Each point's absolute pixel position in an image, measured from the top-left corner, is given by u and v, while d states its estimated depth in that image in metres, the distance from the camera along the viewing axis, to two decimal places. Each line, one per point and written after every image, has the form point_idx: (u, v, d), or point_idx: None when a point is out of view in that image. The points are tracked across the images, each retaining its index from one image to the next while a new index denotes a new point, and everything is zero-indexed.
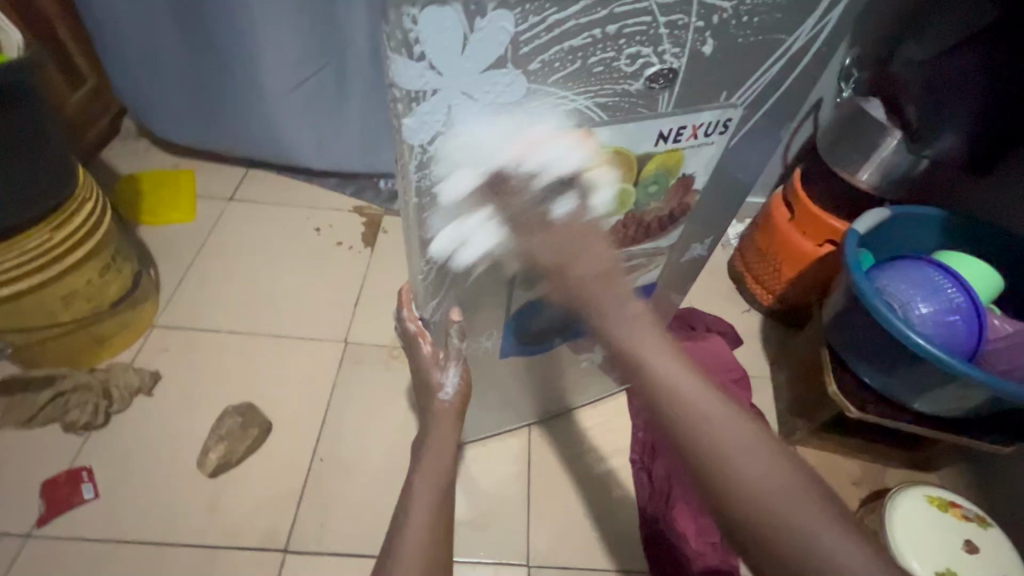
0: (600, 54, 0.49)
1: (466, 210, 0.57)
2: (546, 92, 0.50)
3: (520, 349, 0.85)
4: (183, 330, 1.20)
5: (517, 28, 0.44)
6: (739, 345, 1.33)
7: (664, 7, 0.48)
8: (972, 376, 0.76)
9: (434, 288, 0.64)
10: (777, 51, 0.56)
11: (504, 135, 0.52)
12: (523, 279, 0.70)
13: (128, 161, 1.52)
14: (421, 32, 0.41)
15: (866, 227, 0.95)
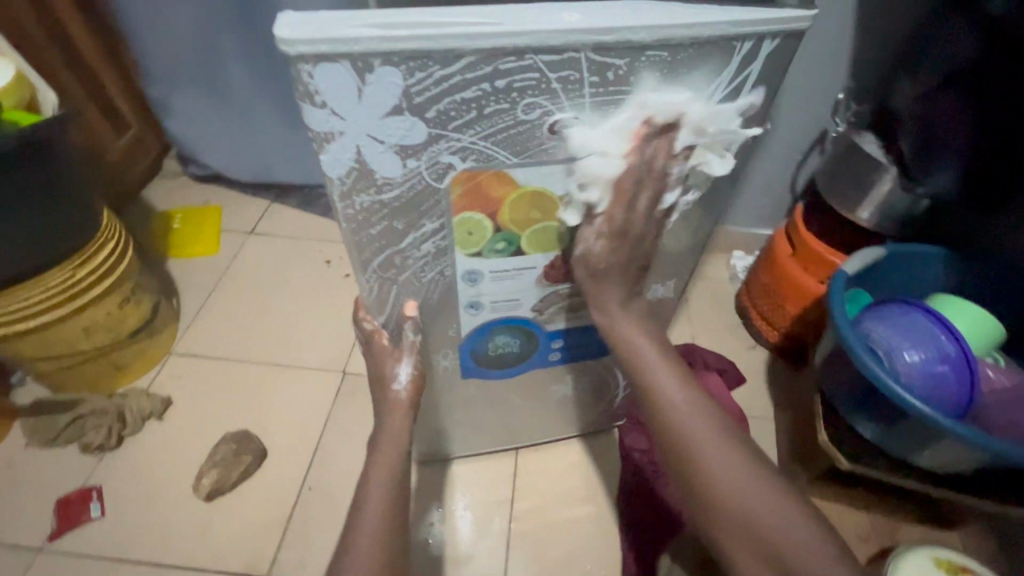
0: (497, 105, 0.52)
1: (397, 238, 0.62)
2: (448, 138, 0.54)
3: (481, 372, 0.85)
4: (196, 357, 1.28)
5: (405, 82, 0.49)
6: (741, 384, 1.28)
7: (550, 64, 0.50)
8: (963, 434, 0.70)
9: (379, 304, 0.70)
10: (695, 103, 0.56)
11: (417, 174, 0.56)
12: (469, 304, 0.72)
13: (163, 197, 1.64)
14: (318, 84, 0.48)
15: (856, 267, 0.90)
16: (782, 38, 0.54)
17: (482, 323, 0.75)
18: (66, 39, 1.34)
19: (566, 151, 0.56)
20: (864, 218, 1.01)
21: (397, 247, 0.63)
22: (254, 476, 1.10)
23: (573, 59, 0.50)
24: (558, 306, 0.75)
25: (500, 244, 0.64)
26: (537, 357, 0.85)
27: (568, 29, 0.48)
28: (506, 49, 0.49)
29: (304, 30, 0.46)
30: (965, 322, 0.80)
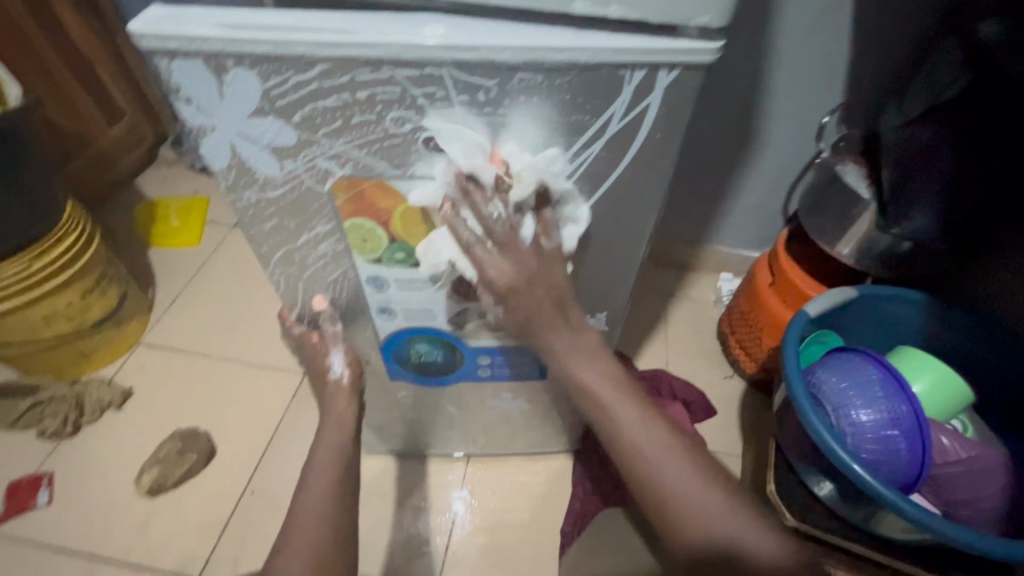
0: (361, 116, 0.50)
1: (291, 235, 0.61)
2: (319, 145, 0.52)
3: (411, 376, 0.83)
4: (161, 349, 1.30)
5: (263, 84, 0.48)
6: (709, 416, 1.22)
7: (412, 79, 0.47)
8: (904, 509, 0.64)
9: (291, 297, 0.70)
10: (586, 132, 0.51)
11: (296, 175, 0.54)
12: (380, 309, 0.69)
13: (154, 185, 1.66)
14: (179, 80, 0.48)
15: (820, 310, 0.83)
16: (682, 70, 0.47)
17: (397, 330, 0.72)
18: (57, 28, 1.37)
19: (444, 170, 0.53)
20: (844, 254, 0.93)
21: (292, 244, 0.62)
22: (198, 475, 1.11)
23: (433, 75, 0.47)
24: (474, 323, 0.70)
25: (398, 255, 0.60)
26: (466, 372, 0.81)
27: (420, 43, 0.45)
28: (360, 60, 0.46)
29: (157, 24, 0.45)
30: (927, 381, 0.73)
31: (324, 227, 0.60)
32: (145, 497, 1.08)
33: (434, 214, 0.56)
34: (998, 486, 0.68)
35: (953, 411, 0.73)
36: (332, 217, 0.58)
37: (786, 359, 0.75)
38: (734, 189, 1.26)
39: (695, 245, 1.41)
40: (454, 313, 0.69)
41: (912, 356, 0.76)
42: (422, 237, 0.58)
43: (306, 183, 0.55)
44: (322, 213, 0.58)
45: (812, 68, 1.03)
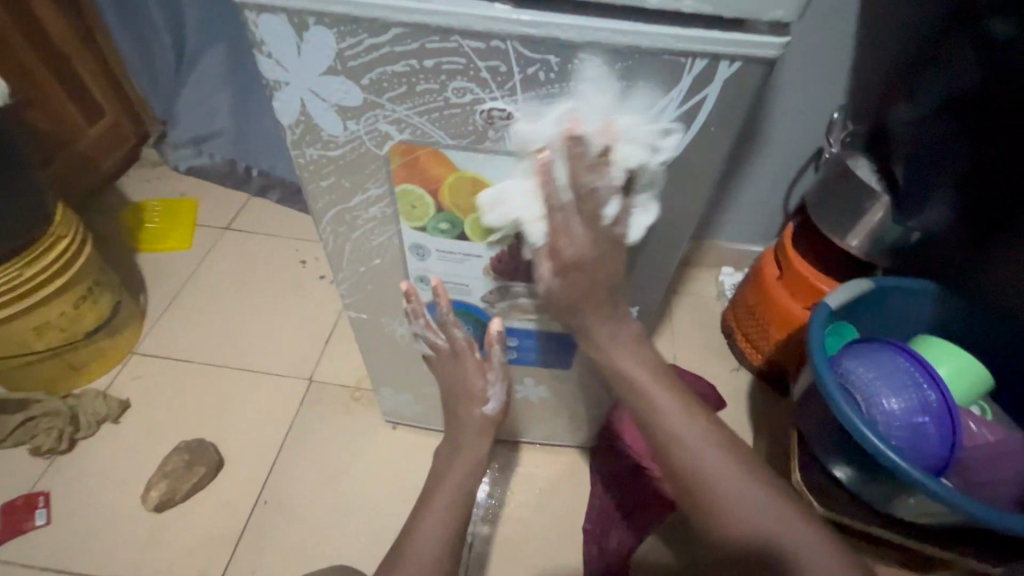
0: (426, 84, 0.50)
1: (346, 194, 0.63)
2: (384, 108, 0.53)
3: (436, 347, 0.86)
4: (158, 358, 1.24)
5: (339, 44, 0.49)
6: (720, 408, 1.24)
7: (477, 50, 0.47)
8: (939, 493, 0.66)
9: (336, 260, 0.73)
10: (640, 121, 0.50)
11: (357, 136, 0.56)
12: (419, 279, 0.72)
13: (139, 188, 1.59)
14: (263, 34, 0.50)
15: (840, 301, 0.85)
16: (742, 63, 0.46)
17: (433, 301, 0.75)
18: (34, 21, 1.29)
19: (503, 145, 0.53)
20: (853, 246, 0.95)
21: (347, 204, 0.64)
22: (206, 488, 1.07)
23: (497, 49, 0.47)
24: (508, 302, 0.73)
25: (443, 225, 0.63)
26: None
27: (491, 14, 0.45)
28: (431, 28, 0.46)
29: None
30: (949, 369, 0.76)
31: (377, 189, 0.61)
32: (151, 513, 1.03)
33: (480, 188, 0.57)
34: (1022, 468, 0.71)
35: (971, 399, 0.76)
36: (385, 180, 0.60)
37: (814, 350, 0.77)
38: (737, 183, 1.28)
39: (698, 241, 1.43)
40: (489, 290, 0.71)
41: (928, 344, 0.79)
42: (469, 209, 0.60)
43: (365, 147, 0.57)
44: (371, 175, 0.60)
45: (820, 63, 1.04)
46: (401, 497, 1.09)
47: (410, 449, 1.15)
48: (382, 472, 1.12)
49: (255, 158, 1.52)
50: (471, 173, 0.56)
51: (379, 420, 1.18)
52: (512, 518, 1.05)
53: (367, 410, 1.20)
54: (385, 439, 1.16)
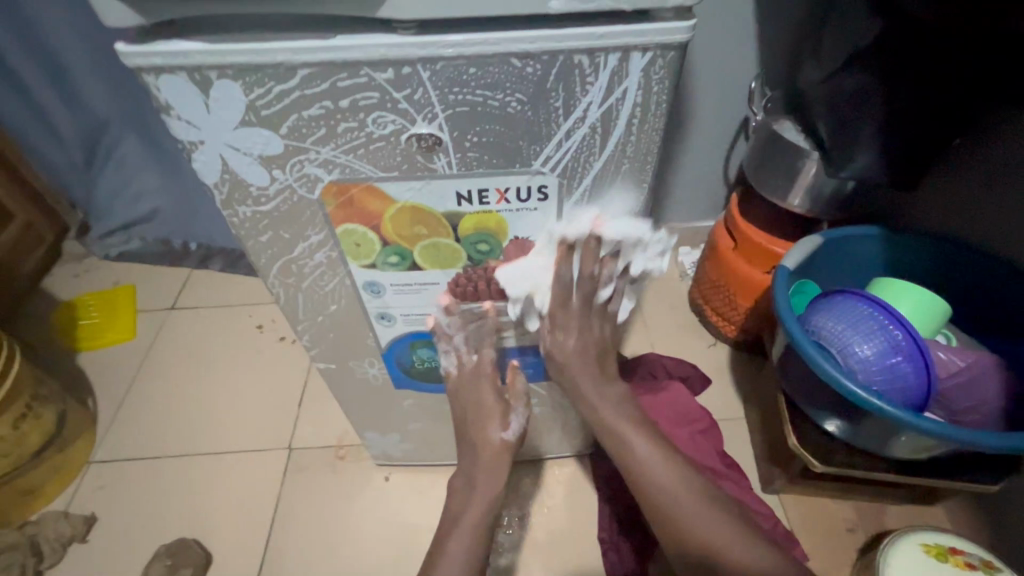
0: (345, 123, 0.48)
1: (287, 245, 0.61)
2: (307, 153, 0.51)
3: (413, 382, 0.84)
4: (120, 461, 1.15)
5: (249, 95, 0.46)
6: (708, 386, 1.24)
7: (391, 82, 0.45)
8: (929, 430, 0.67)
9: (292, 312, 0.71)
10: (566, 119, 0.49)
11: (287, 185, 0.54)
12: (379, 316, 0.71)
13: (68, 286, 1.49)
14: (167, 97, 0.46)
15: (797, 260, 0.87)
16: (655, 52, 0.45)
17: (398, 335, 0.74)
18: None
19: (438, 170, 0.52)
20: (796, 204, 1.00)
21: (289, 255, 0.62)
22: None
23: (409, 75, 0.45)
24: (476, 325, 0.72)
25: (392, 257, 0.62)
26: None
27: (394, 41, 0.43)
28: (337, 64, 0.44)
29: (143, 39, 0.43)
30: (910, 305, 0.78)
31: (317, 236, 0.59)
32: None
33: (421, 213, 0.57)
34: (998, 385, 0.72)
35: (936, 329, 0.78)
36: (323, 225, 0.58)
37: (783, 313, 0.78)
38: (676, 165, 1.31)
39: None
40: (453, 314, 0.71)
41: (886, 287, 0.81)
42: (414, 237, 0.59)
43: (298, 195, 0.55)
44: (310, 222, 0.58)
45: (727, 37, 1.08)
46: (408, 549, 1.04)
47: (408, 496, 1.10)
48: (383, 526, 1.07)
49: (194, 231, 1.47)
50: (410, 202, 0.55)
51: (369, 472, 1.14)
52: (525, 543, 1.02)
53: (356, 465, 1.15)
54: (381, 491, 1.11)
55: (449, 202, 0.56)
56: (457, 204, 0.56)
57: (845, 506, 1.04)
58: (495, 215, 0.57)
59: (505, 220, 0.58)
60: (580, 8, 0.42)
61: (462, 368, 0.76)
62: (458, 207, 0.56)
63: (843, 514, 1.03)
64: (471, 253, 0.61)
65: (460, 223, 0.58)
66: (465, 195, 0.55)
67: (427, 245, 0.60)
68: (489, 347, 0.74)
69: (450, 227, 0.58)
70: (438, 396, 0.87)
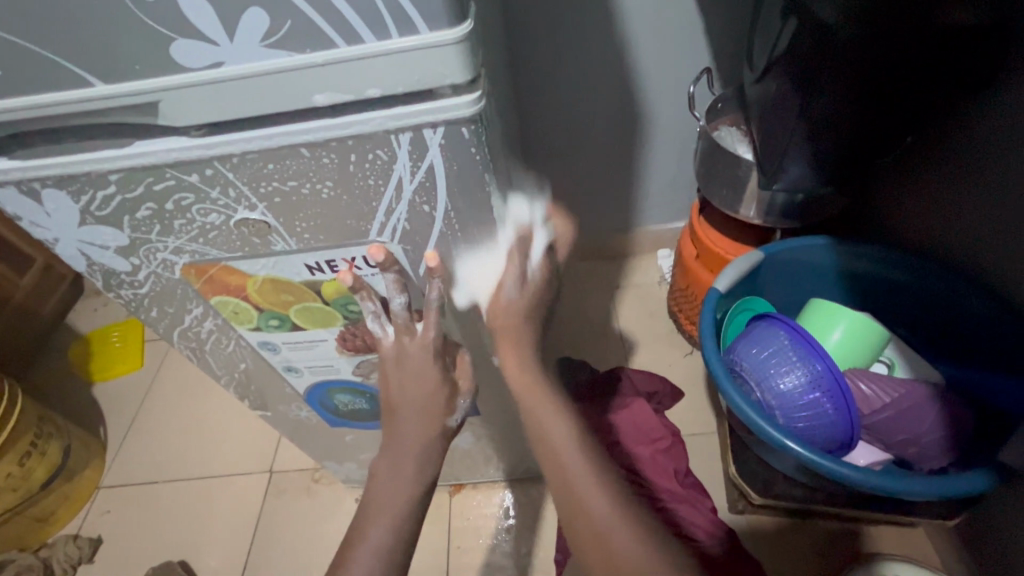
0: (176, 219, 0.51)
1: (176, 317, 0.64)
2: (155, 243, 0.53)
3: (344, 421, 0.86)
4: (123, 487, 1.25)
5: (79, 201, 0.49)
6: (680, 398, 1.19)
7: (202, 181, 0.47)
8: (842, 474, 0.62)
9: (208, 369, 0.74)
10: (383, 196, 0.49)
11: (150, 269, 0.57)
12: (286, 369, 0.73)
13: (86, 321, 1.58)
14: (10, 207, 0.49)
15: (731, 283, 0.82)
16: (445, 127, 0.44)
17: (312, 383, 0.76)
18: None
19: (279, 248, 0.53)
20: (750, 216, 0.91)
21: (182, 325, 0.65)
22: None
23: (214, 175, 0.46)
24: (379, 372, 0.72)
25: (273, 321, 0.64)
26: None
27: (184, 145, 0.44)
28: (142, 170, 0.46)
29: None
30: (845, 333, 0.74)
31: (198, 308, 0.62)
32: None
33: (283, 284, 0.58)
34: (935, 420, 0.67)
35: (878, 353, 0.74)
36: (199, 299, 0.61)
37: (703, 345, 0.74)
38: (640, 170, 1.25)
39: (625, 232, 1.39)
40: (354, 366, 0.71)
41: (823, 309, 0.76)
42: (285, 303, 0.61)
43: (162, 277, 0.58)
44: (186, 296, 0.60)
45: (669, 40, 1.03)
46: None
47: None
48: None
49: None
50: (268, 276, 0.57)
51: (340, 495, 1.17)
52: (484, 563, 1.03)
53: (329, 488, 1.19)
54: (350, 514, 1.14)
55: (302, 274, 0.56)
56: (311, 274, 0.56)
57: (818, 528, 0.98)
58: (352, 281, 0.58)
59: None
60: (349, 99, 0.42)
61: (397, 338, 0.58)
62: (313, 276, 0.57)
63: (813, 538, 0.98)
64: (345, 314, 0.62)
65: (321, 288, 0.58)
66: (315, 266, 0.55)
67: (300, 308, 0.61)
68: (432, 308, 0.56)
69: (313, 293, 0.59)
70: (373, 431, 0.89)
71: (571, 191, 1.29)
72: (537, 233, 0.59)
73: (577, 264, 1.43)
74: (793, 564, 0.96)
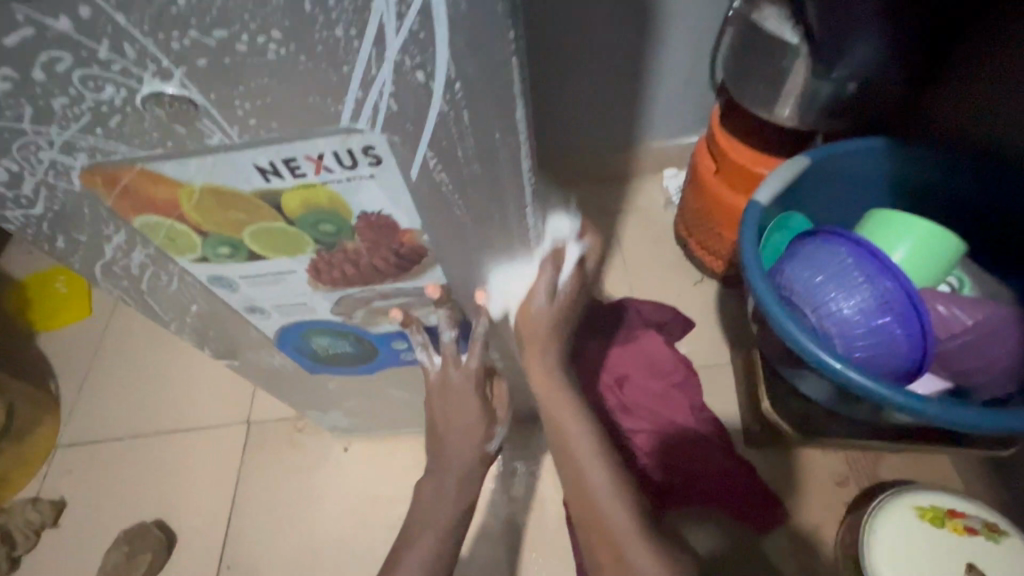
0: (55, 97, 0.35)
1: (93, 246, 0.49)
2: (34, 136, 0.38)
3: (326, 366, 0.74)
4: (83, 445, 1.13)
5: None
6: (692, 328, 1.10)
7: (80, 29, 0.32)
8: (915, 407, 0.54)
9: (151, 313, 0.60)
10: (358, 56, 0.35)
11: (38, 178, 0.41)
12: (249, 309, 0.60)
13: (18, 266, 1.38)
14: None
15: (773, 195, 0.70)
16: None
17: (283, 325, 0.63)
18: None
19: (212, 141, 0.39)
20: (784, 116, 0.77)
21: (103, 256, 0.50)
22: (162, 568, 0.98)
23: (98, 19, 0.31)
24: (364, 309, 0.60)
25: (222, 249, 0.50)
26: (383, 356, 0.71)
27: None
28: None
29: None
30: (914, 244, 0.64)
31: (119, 233, 0.48)
32: None
33: (228, 197, 0.43)
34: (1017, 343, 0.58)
35: (947, 270, 0.64)
36: (114, 220, 0.46)
37: (748, 268, 0.64)
38: (649, 73, 1.09)
39: (630, 149, 1.24)
40: (333, 302, 0.59)
41: (889, 219, 0.66)
42: (236, 224, 0.47)
43: (56, 188, 0.42)
44: (98, 216, 0.45)
45: None
46: (372, 522, 0.99)
47: (367, 466, 1.04)
48: (347, 501, 1.02)
49: None
50: (204, 184, 0.42)
51: (327, 444, 1.08)
52: None
53: (315, 437, 1.09)
54: (339, 463, 1.05)
55: (252, 180, 0.42)
56: (264, 181, 0.42)
57: (841, 457, 0.94)
58: (321, 189, 0.43)
59: (337, 193, 0.44)
60: None
61: (443, 367, 0.64)
62: (267, 183, 0.42)
63: (833, 468, 0.93)
64: (315, 236, 0.48)
65: (281, 203, 0.44)
66: (268, 169, 0.41)
67: (255, 230, 0.47)
68: (479, 343, 0.62)
69: (271, 209, 0.45)
70: (360, 377, 0.78)
71: (570, 100, 1.13)
72: (571, 250, 0.59)
73: (575, 188, 1.29)
74: (815, 492, 0.92)
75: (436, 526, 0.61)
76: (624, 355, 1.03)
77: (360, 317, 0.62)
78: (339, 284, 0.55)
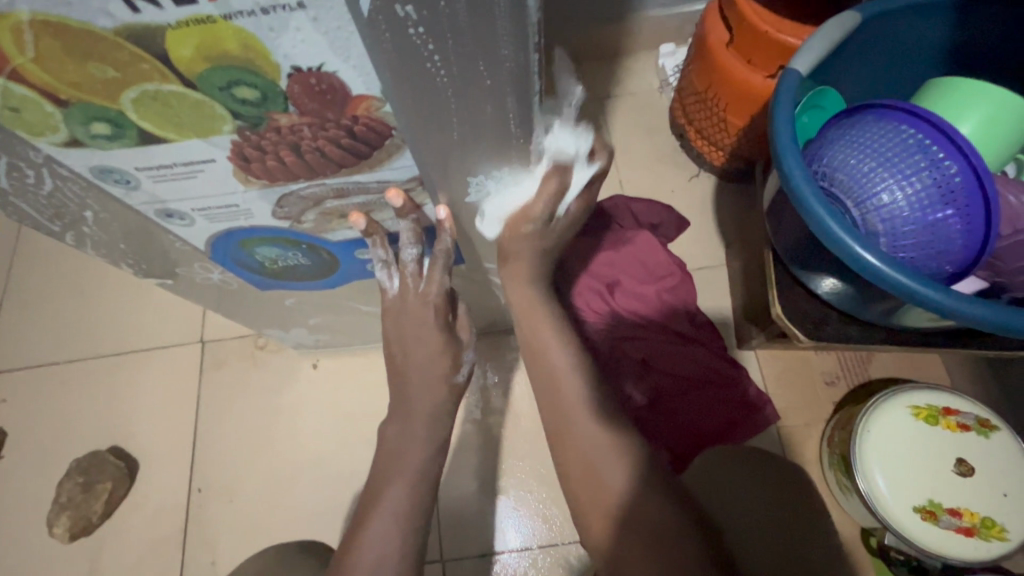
0: None
1: None
2: None
3: (278, 282, 0.63)
4: (15, 373, 1.01)
5: None
6: (687, 227, 1.01)
7: None
8: (964, 313, 0.48)
9: (28, 221, 0.46)
10: None
11: None
12: (163, 213, 0.46)
13: None
14: None
15: (814, 62, 0.58)
16: None
17: (214, 234, 0.50)
18: None
19: None
20: None
21: None
22: (126, 496, 0.91)
23: None
24: (315, 212, 0.48)
25: (100, 127, 0.35)
26: (345, 268, 0.60)
27: None
28: None
29: None
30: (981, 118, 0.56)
31: None
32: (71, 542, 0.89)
33: (81, 39, 0.29)
34: None
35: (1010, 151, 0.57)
36: None
37: (785, 151, 0.53)
38: None
39: (623, 19, 1.06)
40: (273, 204, 0.46)
41: (959, 89, 0.57)
42: (107, 86, 0.32)
43: None
44: None
45: None
46: (351, 438, 0.94)
47: (341, 383, 0.97)
48: (322, 419, 0.95)
49: None
50: (34, 13, 0.27)
51: (294, 361, 0.99)
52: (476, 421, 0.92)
53: (279, 354, 1.00)
54: (309, 380, 0.98)
55: (109, 6, 0.27)
56: (130, 8, 0.28)
57: (834, 357, 0.91)
58: (223, 27, 0.29)
59: (251, 35, 0.30)
60: None
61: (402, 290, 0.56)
62: (137, 14, 0.28)
63: (824, 367, 0.91)
64: (231, 108, 0.34)
65: (167, 50, 0.30)
66: None
67: (140, 97, 0.33)
68: (440, 265, 0.55)
69: (155, 59, 0.31)
70: (322, 292, 0.67)
71: None
72: None
73: None
74: (806, 392, 0.90)
75: (422, 455, 0.54)
76: (615, 259, 0.94)
77: (309, 221, 0.49)
78: (278, 180, 0.43)
